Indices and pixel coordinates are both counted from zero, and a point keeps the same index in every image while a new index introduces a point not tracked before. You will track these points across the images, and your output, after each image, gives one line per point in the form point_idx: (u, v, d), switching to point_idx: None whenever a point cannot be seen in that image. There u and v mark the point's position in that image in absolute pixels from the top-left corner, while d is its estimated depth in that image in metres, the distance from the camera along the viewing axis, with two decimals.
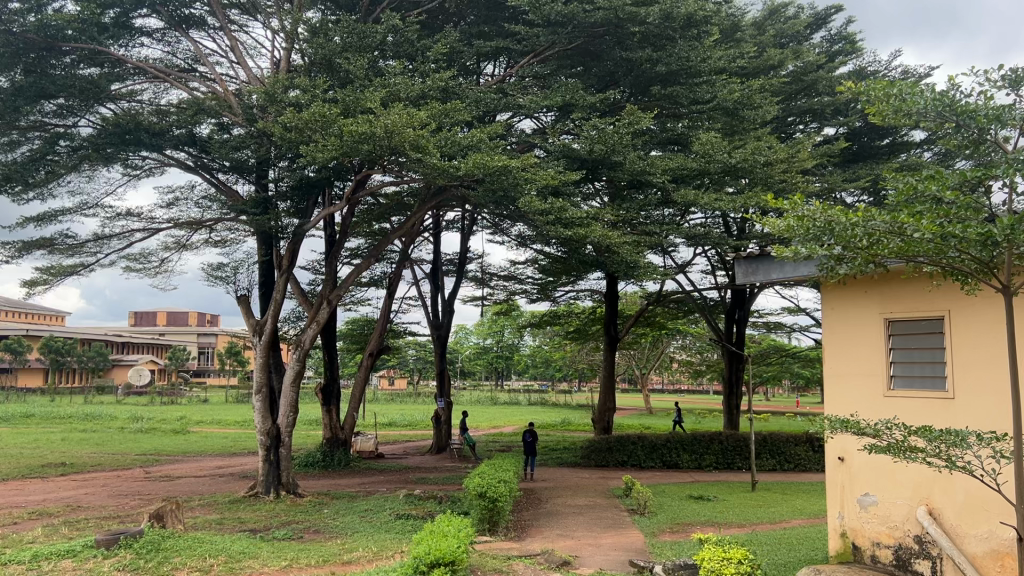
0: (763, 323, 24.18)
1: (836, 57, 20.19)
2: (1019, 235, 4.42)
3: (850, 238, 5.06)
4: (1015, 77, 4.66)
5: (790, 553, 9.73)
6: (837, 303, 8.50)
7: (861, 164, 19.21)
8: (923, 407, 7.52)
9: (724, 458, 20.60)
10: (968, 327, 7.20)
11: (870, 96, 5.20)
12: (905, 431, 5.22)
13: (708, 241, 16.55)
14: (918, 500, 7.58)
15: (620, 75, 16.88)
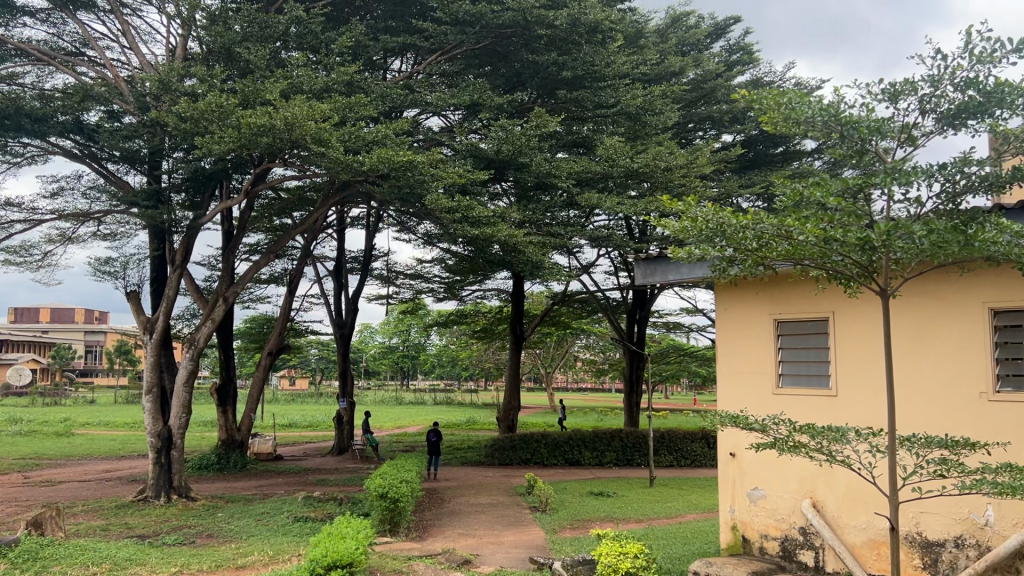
0: (663, 323, 24.80)
1: (734, 66, 20.86)
2: (894, 241, 4.67)
3: (741, 240, 5.23)
4: (894, 91, 4.92)
5: (684, 546, 10.01)
6: (728, 302, 8.77)
7: (757, 171, 19.90)
8: (808, 404, 7.88)
9: (625, 454, 21.10)
10: (851, 328, 7.61)
11: (762, 105, 5.40)
12: (790, 427, 5.41)
13: (611, 243, 16.83)
14: (803, 493, 7.94)
15: (527, 77, 17.05)
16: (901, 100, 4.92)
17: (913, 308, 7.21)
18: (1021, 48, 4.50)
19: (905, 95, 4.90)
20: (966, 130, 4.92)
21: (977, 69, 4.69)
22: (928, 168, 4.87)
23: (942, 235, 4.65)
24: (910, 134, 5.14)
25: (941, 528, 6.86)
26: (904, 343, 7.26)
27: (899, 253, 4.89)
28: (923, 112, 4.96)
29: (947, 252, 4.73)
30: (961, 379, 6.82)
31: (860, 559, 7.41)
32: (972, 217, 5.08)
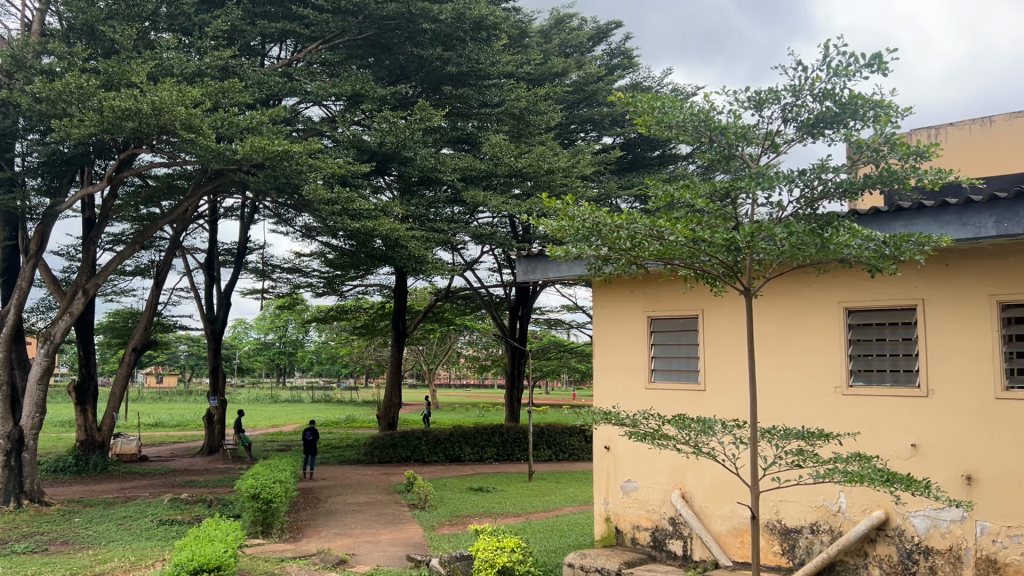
0: (545, 319, 25.13)
1: (615, 70, 21.36)
2: (757, 242, 4.88)
3: (615, 239, 5.33)
4: (758, 99, 5.15)
5: (559, 539, 10.20)
6: (604, 300, 8.97)
7: (635, 173, 20.43)
8: (678, 398, 8.18)
9: (505, 450, 21.30)
10: (720, 326, 7.93)
11: (637, 108, 5.52)
12: (659, 421, 5.58)
13: (494, 241, 16.90)
14: (672, 484, 8.23)
15: (411, 71, 16.87)
16: (764, 108, 5.16)
17: (776, 308, 7.58)
18: (872, 63, 4.80)
19: (769, 104, 5.13)
20: (824, 139, 5.21)
21: (834, 81, 4.97)
22: (788, 174, 5.14)
23: (800, 238, 4.91)
24: (774, 141, 5.39)
25: (799, 516, 7.24)
26: (766, 340, 7.63)
27: (762, 254, 5.14)
28: (785, 121, 5.22)
29: (804, 253, 4.99)
30: (818, 375, 7.22)
31: (725, 547, 7.76)
32: (827, 222, 5.40)
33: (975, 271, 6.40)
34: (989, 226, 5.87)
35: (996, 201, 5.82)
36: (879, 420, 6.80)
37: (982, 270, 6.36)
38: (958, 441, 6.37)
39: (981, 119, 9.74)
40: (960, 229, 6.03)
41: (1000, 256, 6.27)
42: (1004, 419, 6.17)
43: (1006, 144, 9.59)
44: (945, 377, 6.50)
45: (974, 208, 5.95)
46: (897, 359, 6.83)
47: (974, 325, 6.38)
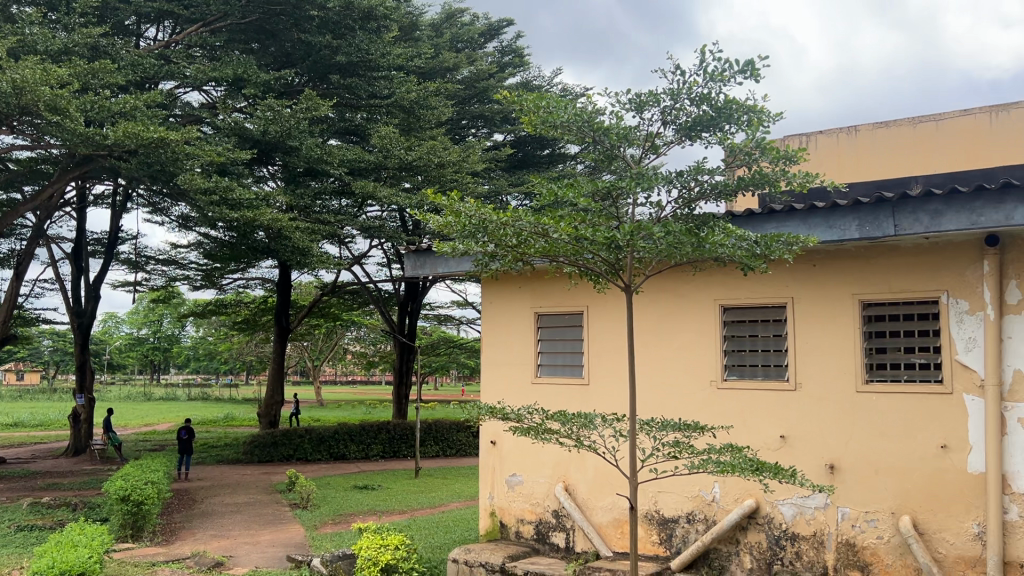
0: (434, 315, 24.98)
1: (506, 67, 21.45)
2: (636, 240, 5.01)
3: (502, 236, 5.33)
4: (639, 101, 5.27)
5: (444, 535, 10.18)
6: (493, 297, 8.99)
7: (525, 170, 20.57)
8: (562, 393, 8.31)
9: (391, 446, 21.10)
10: (604, 322, 8.09)
11: (523, 106, 5.53)
12: (543, 415, 5.62)
13: (382, 234, 16.70)
14: (556, 477, 8.36)
15: (297, 58, 16.48)
16: (645, 110, 5.30)
17: (658, 304, 7.79)
18: (745, 70, 5.00)
19: (649, 106, 5.27)
20: (700, 141, 5.39)
21: (710, 86, 5.15)
22: (667, 175, 5.30)
23: (677, 237, 5.07)
24: (654, 143, 5.54)
25: (676, 506, 7.47)
26: (647, 336, 7.84)
27: (641, 252, 5.28)
28: (665, 123, 5.37)
29: (681, 252, 5.17)
30: (695, 370, 7.48)
31: (606, 538, 7.95)
32: (703, 222, 5.59)
33: (840, 271, 6.77)
34: (852, 229, 6.25)
35: (859, 205, 6.19)
36: (751, 413, 7.11)
37: (846, 270, 6.74)
38: (823, 432, 6.73)
39: (848, 128, 10.31)
40: (826, 231, 6.37)
41: (863, 257, 6.65)
42: (865, 411, 6.56)
43: (869, 153, 10.19)
44: (811, 371, 6.86)
45: (840, 212, 6.31)
46: (769, 354, 7.15)
47: (839, 323, 6.76)
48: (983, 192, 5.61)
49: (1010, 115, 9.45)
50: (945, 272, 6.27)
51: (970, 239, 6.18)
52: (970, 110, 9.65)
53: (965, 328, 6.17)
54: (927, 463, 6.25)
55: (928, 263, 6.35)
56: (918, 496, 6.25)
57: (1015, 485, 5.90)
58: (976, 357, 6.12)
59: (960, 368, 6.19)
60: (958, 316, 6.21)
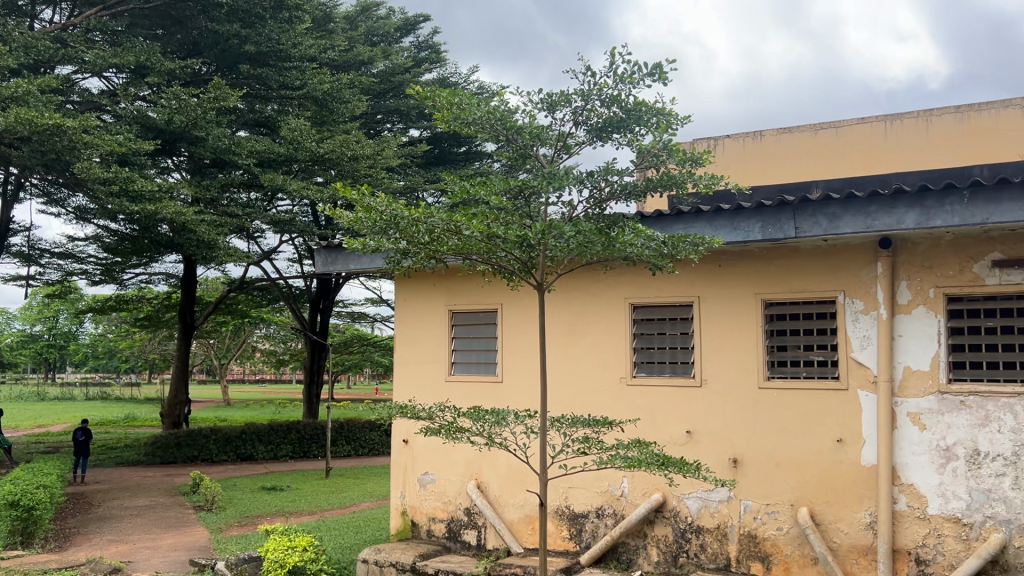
0: (347, 313, 24.59)
1: (423, 63, 21.29)
2: (547, 238, 5.05)
3: (414, 233, 5.27)
4: (551, 101, 5.31)
5: (354, 535, 10.04)
6: (406, 294, 8.90)
7: (441, 167, 20.47)
8: (475, 390, 8.31)
9: (301, 447, 20.73)
10: (518, 319, 8.13)
11: (435, 102, 5.48)
12: (454, 414, 5.60)
13: (293, 228, 16.34)
14: (468, 474, 8.35)
15: (204, 47, 16.02)
16: (557, 110, 5.34)
17: (570, 302, 7.87)
18: (654, 73, 5.10)
19: (561, 106, 5.32)
20: (611, 142, 5.47)
21: (620, 87, 5.23)
22: (578, 175, 5.35)
23: (587, 236, 5.14)
24: (566, 143, 5.60)
25: (585, 501, 7.56)
26: (560, 334, 7.90)
27: (553, 250, 5.33)
28: (576, 124, 5.43)
29: (591, 251, 5.24)
30: (605, 366, 7.59)
31: (516, 534, 7.99)
32: (614, 221, 5.67)
33: (745, 271, 6.98)
34: (756, 231, 6.45)
35: (762, 208, 6.39)
36: (658, 409, 7.27)
37: (750, 270, 6.95)
38: (727, 427, 6.93)
39: (753, 133, 10.62)
40: (731, 233, 6.57)
41: (766, 257, 6.88)
42: (766, 407, 6.78)
43: (773, 158, 10.52)
44: (716, 368, 7.05)
45: (744, 214, 6.50)
46: (676, 351, 7.31)
47: (743, 321, 6.96)
48: (877, 197, 5.87)
49: (902, 124, 9.95)
50: (843, 273, 6.54)
51: (865, 242, 6.46)
52: (866, 119, 10.11)
53: (860, 327, 6.45)
54: (823, 456, 6.50)
55: (826, 265, 6.61)
56: (815, 489, 6.50)
57: (904, 477, 6.20)
58: (870, 355, 6.40)
59: (856, 366, 6.46)
60: (854, 316, 6.48)
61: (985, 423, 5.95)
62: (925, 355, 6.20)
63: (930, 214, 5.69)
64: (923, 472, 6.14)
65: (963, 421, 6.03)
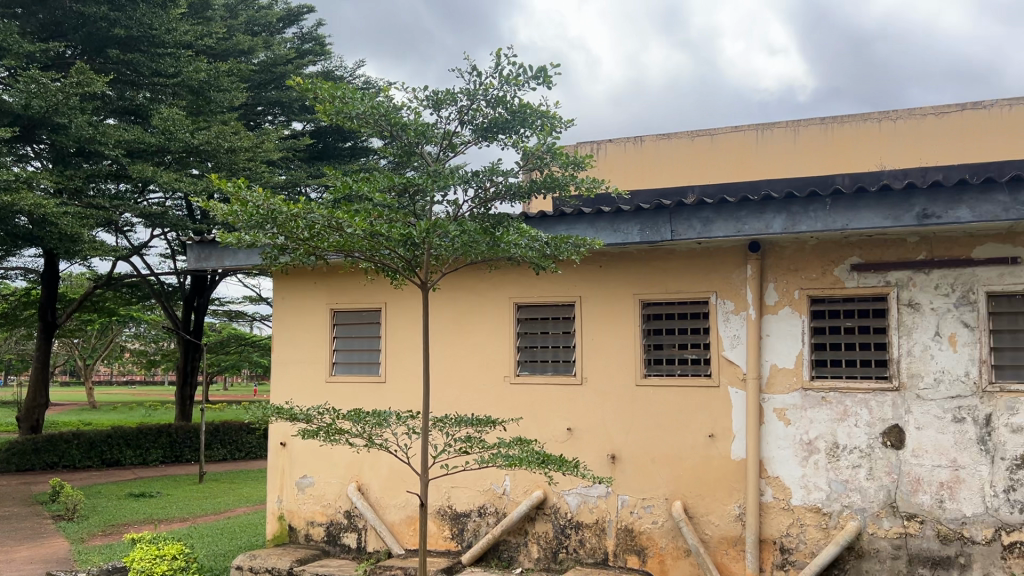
0: (225, 311, 23.72)
1: (306, 56, 20.79)
2: (432, 237, 5.02)
3: (292, 229, 5.09)
4: (437, 99, 5.27)
5: (228, 542, 9.68)
6: (287, 293, 8.63)
7: (324, 162, 20.04)
8: (358, 391, 8.16)
9: (173, 451, 19.96)
10: (402, 319, 8.05)
11: (317, 95, 5.34)
12: (333, 415, 5.46)
13: (165, 222, 15.63)
14: (348, 477, 8.19)
15: (68, 28, 15.16)
16: (443, 108, 5.31)
17: (454, 302, 7.84)
18: (538, 76, 5.15)
19: (446, 104, 5.29)
20: (497, 142, 5.48)
21: (505, 89, 5.25)
22: (464, 174, 5.33)
23: (472, 236, 5.15)
24: (451, 142, 5.58)
25: (467, 501, 7.55)
26: (444, 334, 7.86)
27: (437, 250, 5.30)
28: (462, 123, 5.42)
29: (476, 251, 5.25)
30: (489, 366, 7.61)
31: (398, 536, 7.92)
32: (499, 221, 5.69)
33: (624, 272, 7.15)
34: (635, 233, 6.62)
35: (641, 211, 6.56)
36: (540, 407, 7.35)
37: (629, 271, 7.13)
38: (606, 424, 7.08)
39: (634, 138, 10.89)
40: (612, 235, 6.71)
41: (644, 259, 7.07)
42: (643, 404, 6.96)
43: (652, 163, 10.82)
44: (596, 366, 7.19)
45: (624, 216, 6.65)
46: (558, 350, 7.42)
47: (622, 321, 7.13)
48: (747, 202, 6.13)
49: (772, 133, 10.46)
50: (715, 275, 6.80)
51: (736, 245, 6.74)
52: (739, 127, 10.57)
53: (730, 326, 6.72)
54: (697, 451, 6.74)
55: (701, 266, 6.86)
56: (689, 483, 6.73)
57: (771, 469, 6.50)
58: (740, 353, 6.67)
59: (727, 364, 6.72)
60: (725, 316, 6.75)
61: (844, 418, 6.32)
62: (790, 353, 6.53)
63: (796, 219, 5.99)
64: (787, 464, 6.45)
65: (824, 416, 6.38)
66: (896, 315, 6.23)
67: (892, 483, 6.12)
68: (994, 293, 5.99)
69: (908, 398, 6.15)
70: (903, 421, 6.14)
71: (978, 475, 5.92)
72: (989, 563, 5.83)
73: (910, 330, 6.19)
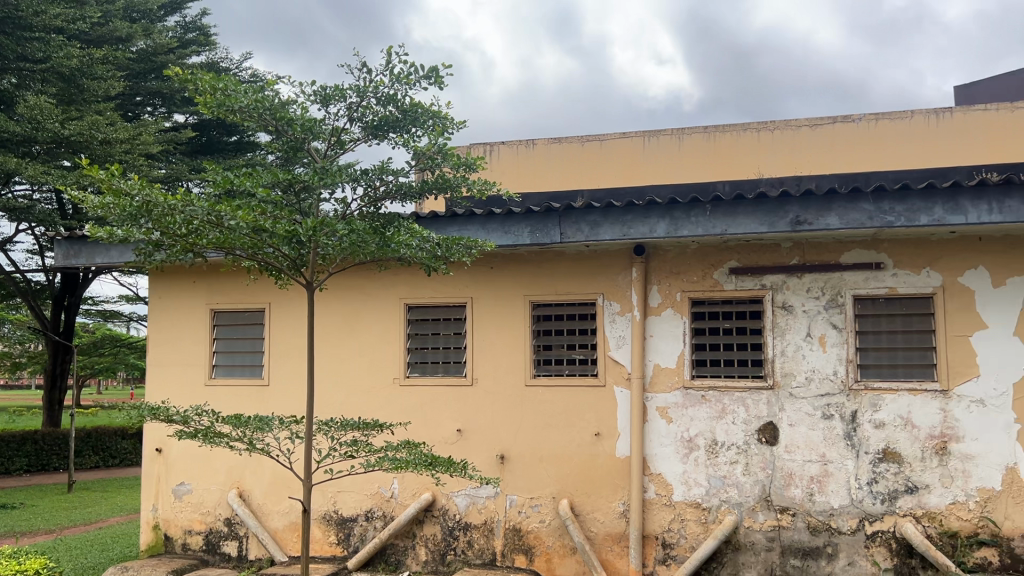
0: (98, 311, 22.52)
1: (189, 45, 20.00)
2: (318, 235, 4.87)
3: (169, 223, 4.83)
4: (325, 94, 5.15)
5: (98, 553, 9.19)
6: (165, 293, 8.25)
7: (207, 157, 19.35)
8: (240, 394, 7.89)
9: (39, 459, 18.81)
10: (287, 320, 7.84)
11: (197, 86, 5.12)
12: (212, 418, 5.23)
13: (31, 216, 14.74)
14: (229, 483, 7.91)
15: None
16: (331, 104, 5.18)
17: (341, 303, 7.68)
18: (429, 76, 5.10)
19: (335, 101, 5.17)
20: (386, 141, 5.40)
21: (396, 87, 5.18)
22: (353, 173, 5.22)
23: (361, 236, 5.05)
24: (340, 139, 5.46)
25: (354, 505, 7.41)
26: (332, 335, 7.68)
27: (324, 249, 5.16)
28: (351, 120, 5.31)
29: (364, 251, 5.14)
30: (377, 367, 7.50)
31: (281, 543, 7.70)
32: (388, 221, 5.60)
33: (514, 274, 7.18)
34: (525, 236, 6.65)
35: (531, 213, 6.60)
36: (429, 409, 7.29)
37: (519, 273, 7.17)
38: (495, 425, 7.09)
39: (526, 141, 11.00)
40: (502, 236, 6.72)
41: (533, 261, 7.13)
42: (531, 404, 7.02)
43: (544, 166, 10.96)
44: (485, 367, 7.19)
45: (514, 218, 6.67)
46: (449, 351, 7.38)
47: (511, 323, 7.16)
48: (633, 207, 6.26)
49: (659, 140, 10.77)
50: (602, 277, 6.93)
51: (622, 248, 6.88)
52: (627, 133, 10.79)
53: (616, 327, 6.86)
54: (583, 450, 6.84)
55: (588, 268, 6.98)
56: (576, 481, 6.82)
57: (653, 467, 6.67)
58: (625, 353, 6.82)
59: (613, 364, 6.85)
60: (611, 317, 6.88)
61: (722, 416, 6.55)
62: (672, 354, 6.71)
63: (679, 224, 6.16)
64: (669, 461, 6.63)
65: (704, 415, 6.59)
66: (771, 316, 6.51)
67: (766, 477, 6.39)
68: (860, 296, 6.35)
69: (782, 397, 6.43)
70: (777, 418, 6.42)
71: (845, 468, 6.25)
72: (854, 551, 6.16)
73: (784, 331, 6.48)
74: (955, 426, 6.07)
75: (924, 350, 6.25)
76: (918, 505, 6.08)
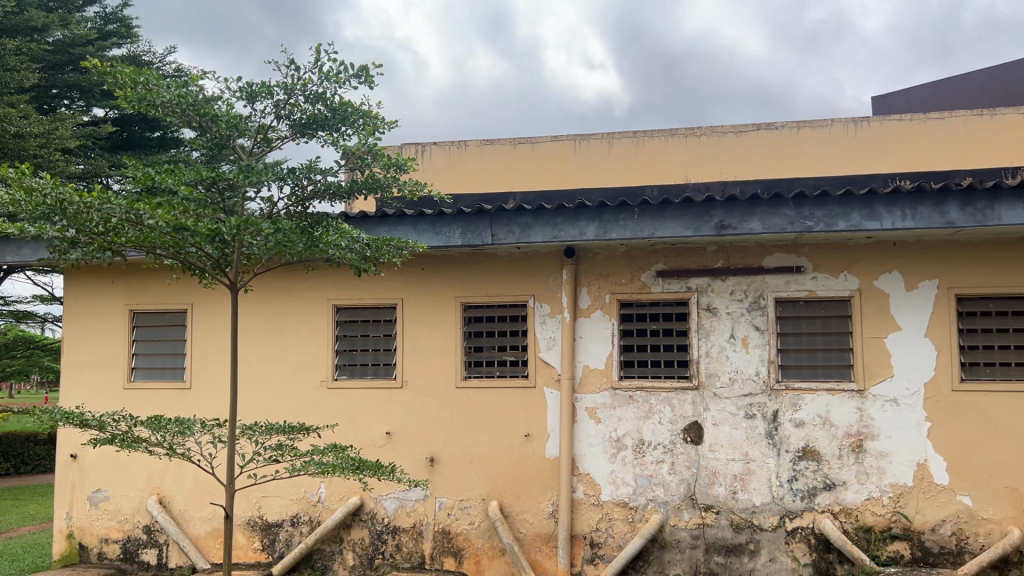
0: (10, 311, 21.58)
1: (109, 37, 19.34)
2: (243, 234, 4.76)
3: (85, 221, 4.65)
4: (251, 91, 5.03)
5: (9, 564, 8.80)
6: (81, 292, 7.95)
7: (129, 152, 18.76)
8: (161, 397, 7.67)
9: None
10: (210, 321, 7.65)
11: (117, 80, 4.89)
12: (129, 422, 5.05)
13: None
14: (148, 489, 7.68)
15: None
16: (257, 101, 5.06)
17: (267, 304, 7.53)
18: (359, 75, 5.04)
19: (261, 98, 5.06)
20: (315, 139, 5.31)
21: (324, 86, 5.10)
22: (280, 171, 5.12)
23: (287, 236, 4.97)
24: (266, 137, 5.35)
25: (279, 510, 7.26)
26: (257, 336, 7.52)
27: (249, 249, 5.05)
28: (278, 117, 5.20)
29: (290, 250, 5.06)
30: (305, 369, 7.38)
31: (203, 550, 7.51)
32: (316, 221, 5.52)
33: (444, 275, 7.16)
34: (456, 237, 6.63)
35: (462, 214, 6.58)
36: (357, 411, 7.21)
37: (449, 274, 7.15)
38: (425, 427, 7.06)
39: (458, 142, 10.98)
40: (433, 238, 6.68)
41: (464, 262, 7.12)
42: (461, 406, 7.00)
43: (475, 167, 10.97)
44: (415, 369, 7.15)
45: (445, 219, 6.64)
46: (378, 353, 7.31)
47: (441, 325, 7.14)
48: (564, 210, 6.30)
49: (590, 144, 10.89)
50: (532, 279, 6.97)
51: (552, 251, 6.93)
52: (559, 137, 10.88)
53: (546, 329, 6.90)
54: (513, 451, 6.86)
55: (518, 269, 7.00)
56: (505, 483, 6.84)
57: (581, 467, 6.73)
58: (555, 355, 6.86)
59: (543, 365, 6.89)
60: (541, 318, 6.92)
61: (649, 416, 6.65)
62: (601, 355, 6.79)
63: (607, 227, 6.23)
64: (597, 461, 6.70)
65: (631, 415, 6.68)
66: (696, 318, 6.64)
67: (691, 476, 6.51)
68: (781, 299, 6.53)
69: (706, 397, 6.57)
70: (701, 418, 6.56)
71: (766, 466, 6.42)
72: (774, 548, 6.33)
73: (709, 333, 6.61)
74: (870, 424, 6.30)
75: (842, 351, 6.46)
76: (835, 502, 6.28)
